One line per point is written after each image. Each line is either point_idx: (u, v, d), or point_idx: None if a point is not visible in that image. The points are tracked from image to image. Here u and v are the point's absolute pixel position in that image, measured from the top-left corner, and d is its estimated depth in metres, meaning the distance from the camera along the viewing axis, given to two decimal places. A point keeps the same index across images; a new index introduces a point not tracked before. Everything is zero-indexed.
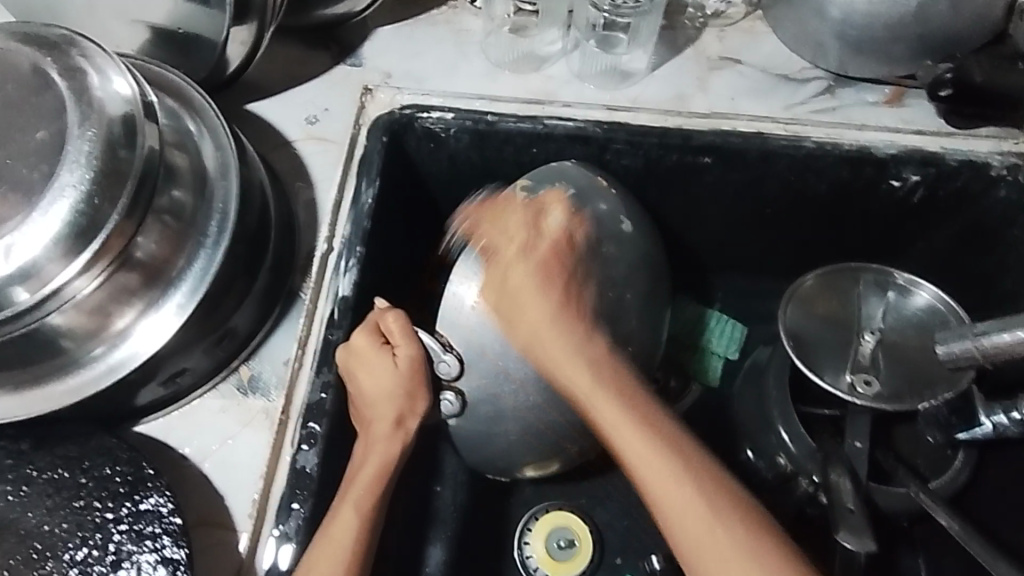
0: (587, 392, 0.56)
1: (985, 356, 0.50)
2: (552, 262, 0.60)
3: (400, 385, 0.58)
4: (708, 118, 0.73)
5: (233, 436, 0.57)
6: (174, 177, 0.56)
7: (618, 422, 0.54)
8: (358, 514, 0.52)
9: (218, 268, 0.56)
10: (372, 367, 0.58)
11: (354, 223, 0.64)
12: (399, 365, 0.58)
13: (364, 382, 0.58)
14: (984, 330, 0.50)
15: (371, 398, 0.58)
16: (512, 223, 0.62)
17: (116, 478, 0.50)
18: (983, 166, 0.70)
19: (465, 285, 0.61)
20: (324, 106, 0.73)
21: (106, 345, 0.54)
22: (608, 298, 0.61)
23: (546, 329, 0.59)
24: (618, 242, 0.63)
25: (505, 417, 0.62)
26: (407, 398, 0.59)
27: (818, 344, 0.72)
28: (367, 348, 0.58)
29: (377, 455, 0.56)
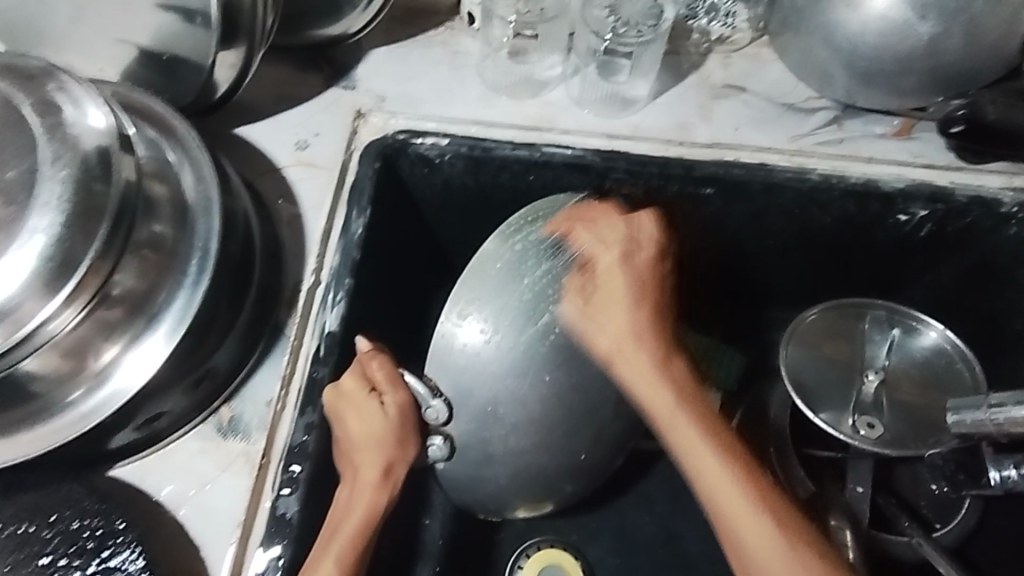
0: (678, 418, 0.53)
1: (1000, 432, 0.48)
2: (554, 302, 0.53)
3: (388, 434, 0.54)
4: (712, 148, 0.71)
5: (212, 481, 0.55)
6: (153, 211, 0.54)
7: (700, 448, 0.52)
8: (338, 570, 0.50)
9: (198, 308, 0.54)
10: (360, 412, 0.54)
11: (343, 254, 0.62)
12: (387, 411, 0.54)
13: (349, 424, 0.55)
14: (999, 402, 0.49)
15: (358, 442, 0.54)
16: (516, 253, 0.53)
17: (84, 531, 0.49)
18: (993, 203, 0.67)
19: (461, 324, 0.52)
20: (315, 131, 0.71)
21: (85, 387, 0.52)
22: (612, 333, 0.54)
23: (657, 347, 0.54)
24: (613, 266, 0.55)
25: (496, 463, 0.55)
26: (395, 446, 0.54)
27: (819, 385, 0.69)
28: (354, 392, 0.55)
29: (362, 504, 0.53)
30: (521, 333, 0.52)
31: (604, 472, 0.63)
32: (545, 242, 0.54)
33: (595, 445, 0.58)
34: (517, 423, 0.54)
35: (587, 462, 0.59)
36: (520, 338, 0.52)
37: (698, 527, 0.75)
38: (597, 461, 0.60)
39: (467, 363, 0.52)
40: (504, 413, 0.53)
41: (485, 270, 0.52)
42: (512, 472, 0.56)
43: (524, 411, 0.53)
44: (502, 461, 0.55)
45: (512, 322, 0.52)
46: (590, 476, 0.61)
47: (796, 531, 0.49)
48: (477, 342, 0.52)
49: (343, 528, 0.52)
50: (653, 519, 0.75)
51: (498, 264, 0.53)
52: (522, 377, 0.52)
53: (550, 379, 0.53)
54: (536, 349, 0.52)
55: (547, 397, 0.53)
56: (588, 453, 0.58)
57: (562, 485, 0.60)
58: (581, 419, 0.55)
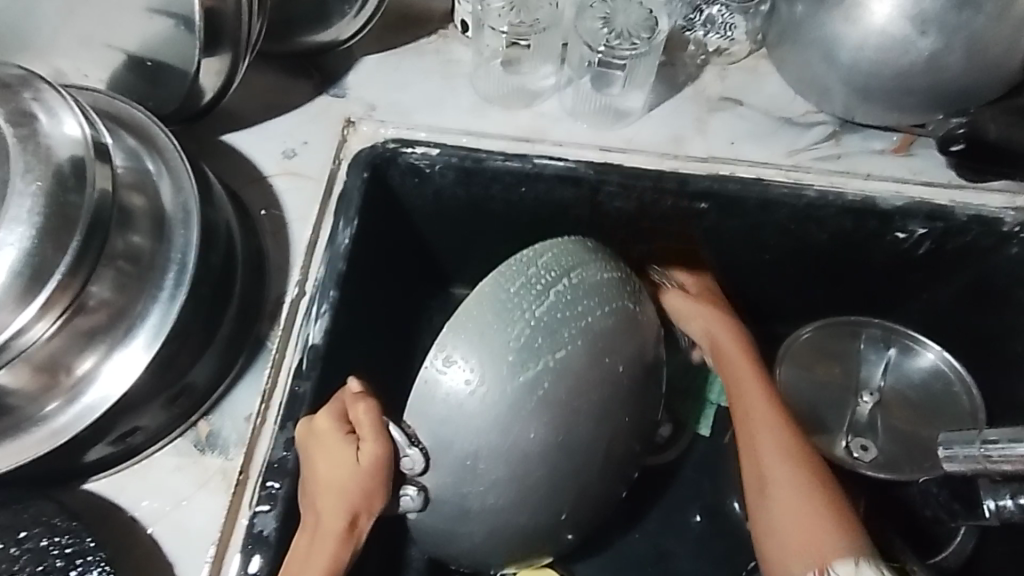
0: (749, 388, 0.62)
1: (996, 468, 0.47)
2: (542, 355, 0.50)
3: (357, 484, 0.51)
4: (705, 163, 0.70)
5: (187, 498, 0.54)
6: (131, 222, 0.53)
7: (763, 415, 0.60)
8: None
9: (174, 321, 0.53)
10: (333, 456, 0.52)
11: (328, 266, 0.61)
12: (363, 458, 0.51)
13: (317, 465, 0.52)
14: (994, 439, 0.47)
15: (325, 488, 0.51)
16: (510, 299, 0.51)
17: (53, 549, 0.47)
18: (994, 222, 0.66)
19: (445, 376, 0.50)
20: (303, 139, 0.70)
21: (60, 400, 0.51)
22: (597, 389, 0.53)
23: (737, 343, 0.66)
24: (605, 320, 0.54)
25: (472, 519, 0.53)
26: (363, 497, 0.51)
27: (814, 406, 0.68)
28: (330, 431, 0.53)
29: (323, 557, 0.50)
30: (507, 384, 0.50)
31: (593, 523, 0.60)
32: (542, 289, 0.52)
33: (576, 503, 0.56)
34: (497, 478, 0.51)
35: (568, 518, 0.56)
36: (508, 389, 0.50)
37: (687, 548, 0.72)
38: (579, 518, 0.57)
39: (452, 412, 0.50)
40: (484, 469, 0.51)
41: (476, 315, 0.50)
42: (488, 529, 0.53)
43: (507, 467, 0.51)
44: (478, 515, 0.53)
45: (501, 372, 0.50)
46: (571, 534, 0.58)
47: (822, 496, 0.54)
48: (462, 393, 0.50)
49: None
50: (642, 538, 0.72)
51: (490, 309, 0.50)
52: (507, 429, 0.50)
53: (535, 434, 0.51)
54: (524, 402, 0.50)
55: (531, 454, 0.51)
56: (568, 511, 0.55)
57: (540, 544, 0.57)
58: (565, 475, 0.53)
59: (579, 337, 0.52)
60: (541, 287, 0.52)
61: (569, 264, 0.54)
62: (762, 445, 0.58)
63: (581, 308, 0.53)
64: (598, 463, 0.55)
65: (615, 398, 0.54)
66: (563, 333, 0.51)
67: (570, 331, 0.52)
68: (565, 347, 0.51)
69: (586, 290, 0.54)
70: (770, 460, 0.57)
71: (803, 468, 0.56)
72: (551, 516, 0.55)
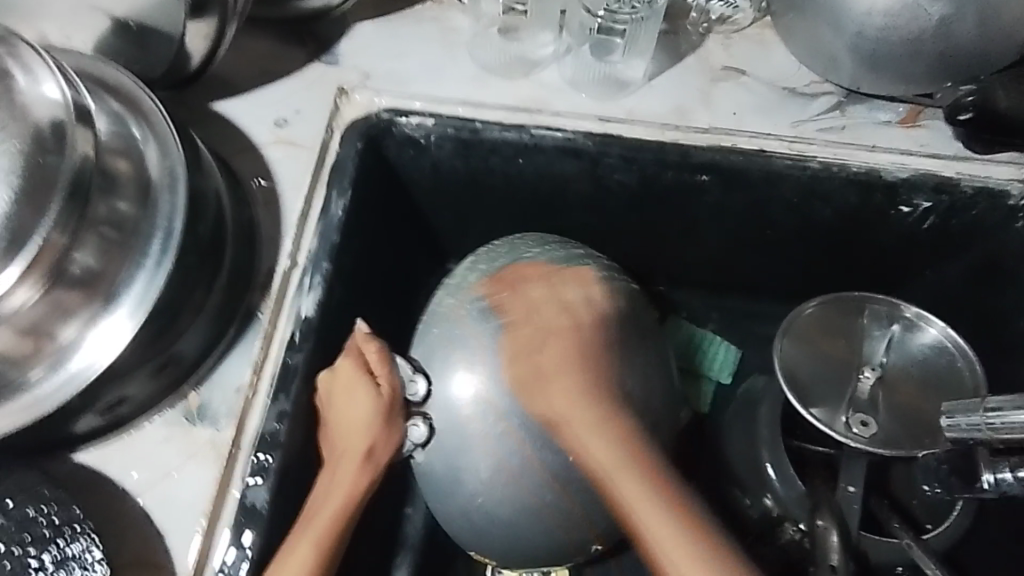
0: (591, 441, 0.51)
1: (999, 437, 0.46)
2: (483, 319, 0.56)
3: (372, 417, 0.55)
4: (710, 133, 0.68)
5: (177, 469, 0.53)
6: (116, 188, 0.52)
7: (620, 475, 0.49)
8: (310, 562, 0.49)
9: (160, 289, 0.52)
10: (348, 393, 0.55)
11: (321, 237, 0.60)
12: (379, 391, 0.55)
13: (333, 407, 0.56)
14: (995, 406, 0.46)
15: (342, 425, 0.55)
16: (473, 269, 0.60)
17: (39, 519, 0.46)
18: (1000, 195, 0.65)
19: (421, 335, 0.59)
20: (296, 108, 0.68)
21: (43, 368, 0.50)
22: (539, 353, 0.54)
23: (569, 376, 0.53)
24: (590, 272, 0.58)
25: (475, 452, 0.54)
26: (378, 430, 0.55)
27: (814, 380, 0.67)
28: (346, 373, 0.56)
29: (342, 486, 0.53)
30: (457, 338, 0.56)
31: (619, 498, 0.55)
32: (508, 255, 0.60)
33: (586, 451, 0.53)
34: (496, 408, 0.54)
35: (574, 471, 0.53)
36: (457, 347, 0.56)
37: None
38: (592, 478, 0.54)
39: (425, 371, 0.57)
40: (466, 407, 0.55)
41: (450, 282, 0.60)
42: (494, 464, 0.54)
43: (479, 410, 0.54)
44: (480, 445, 0.54)
45: (454, 331, 0.57)
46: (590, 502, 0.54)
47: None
48: (432, 347, 0.57)
49: (319, 524, 0.51)
50: None
51: (457, 277, 0.60)
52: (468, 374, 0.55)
53: (530, 374, 0.54)
54: (470, 355, 0.55)
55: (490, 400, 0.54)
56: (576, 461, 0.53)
57: (555, 501, 0.54)
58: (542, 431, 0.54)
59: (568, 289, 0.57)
60: (506, 256, 0.60)
61: (541, 242, 0.61)
62: (644, 520, 0.48)
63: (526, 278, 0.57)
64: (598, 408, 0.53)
65: (609, 341, 0.55)
66: (550, 291, 0.57)
67: (504, 298, 0.57)
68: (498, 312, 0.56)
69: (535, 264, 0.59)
70: (654, 526, 0.47)
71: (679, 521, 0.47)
72: (555, 460, 0.53)
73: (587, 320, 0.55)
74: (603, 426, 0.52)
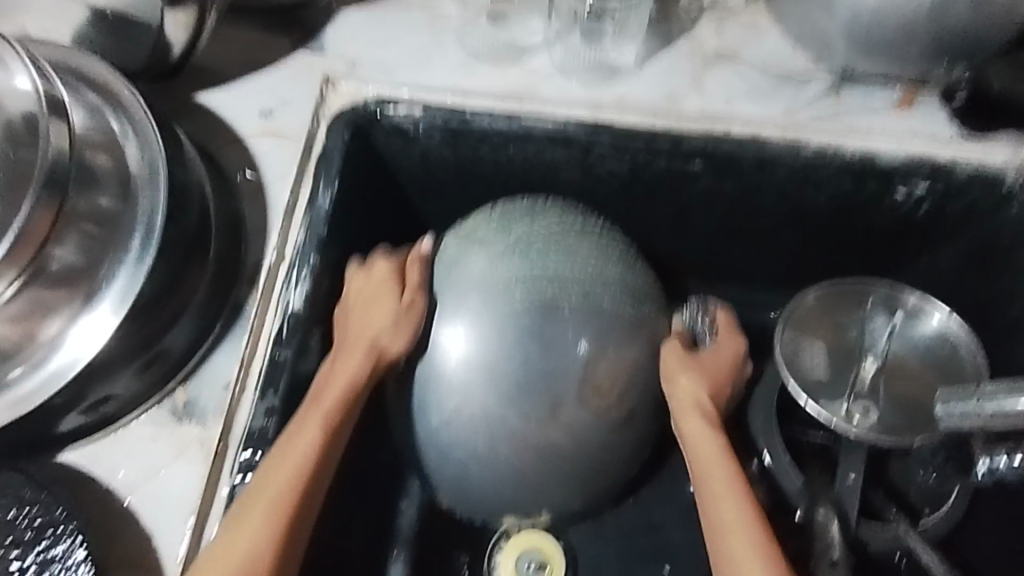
0: (720, 470, 0.52)
1: (990, 425, 0.45)
2: (492, 260, 0.55)
3: (388, 321, 0.54)
4: (702, 121, 0.67)
5: (165, 467, 0.52)
6: (96, 182, 0.51)
7: (730, 494, 0.50)
8: (289, 478, 0.48)
9: (143, 285, 0.51)
10: (376, 294, 0.56)
11: (310, 230, 0.59)
12: (400, 305, 0.55)
13: (354, 309, 0.57)
14: (990, 394, 0.45)
15: (363, 319, 0.55)
16: (492, 215, 0.58)
17: (23, 520, 0.45)
18: (995, 180, 0.64)
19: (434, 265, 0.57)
20: (281, 98, 0.67)
21: (25, 366, 0.49)
22: (534, 305, 0.53)
23: (708, 419, 0.54)
24: (593, 245, 0.56)
25: (445, 400, 0.53)
26: (392, 337, 0.54)
27: (816, 369, 0.67)
28: (382, 276, 0.57)
29: (346, 374, 0.53)
30: (459, 276, 0.55)
31: (581, 467, 0.54)
32: (528, 209, 0.59)
33: (551, 417, 0.52)
34: (472, 357, 0.52)
35: (537, 435, 0.52)
36: (457, 282, 0.55)
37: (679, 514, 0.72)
38: (554, 444, 0.52)
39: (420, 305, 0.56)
40: (443, 350, 0.54)
41: (464, 225, 0.59)
42: (458, 411, 0.53)
43: (461, 353, 0.53)
44: (449, 390, 0.53)
45: (458, 267, 0.56)
46: (549, 468, 0.53)
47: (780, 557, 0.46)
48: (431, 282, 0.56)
49: (292, 448, 0.49)
50: None
51: (474, 219, 0.59)
52: (454, 315, 0.54)
53: (510, 327, 0.52)
54: (466, 295, 0.54)
55: (471, 344, 0.53)
56: (537, 423, 0.52)
57: (513, 464, 0.52)
58: (518, 386, 0.52)
59: (565, 260, 0.54)
60: (527, 210, 0.58)
61: (564, 210, 0.59)
62: (732, 528, 0.48)
63: (545, 232, 0.56)
64: (577, 374, 0.52)
65: (594, 317, 0.53)
66: (549, 255, 0.55)
67: (519, 243, 0.55)
68: (507, 258, 0.55)
69: (560, 219, 0.58)
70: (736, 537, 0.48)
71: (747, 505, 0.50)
72: (517, 421, 0.52)
73: (711, 359, 0.58)
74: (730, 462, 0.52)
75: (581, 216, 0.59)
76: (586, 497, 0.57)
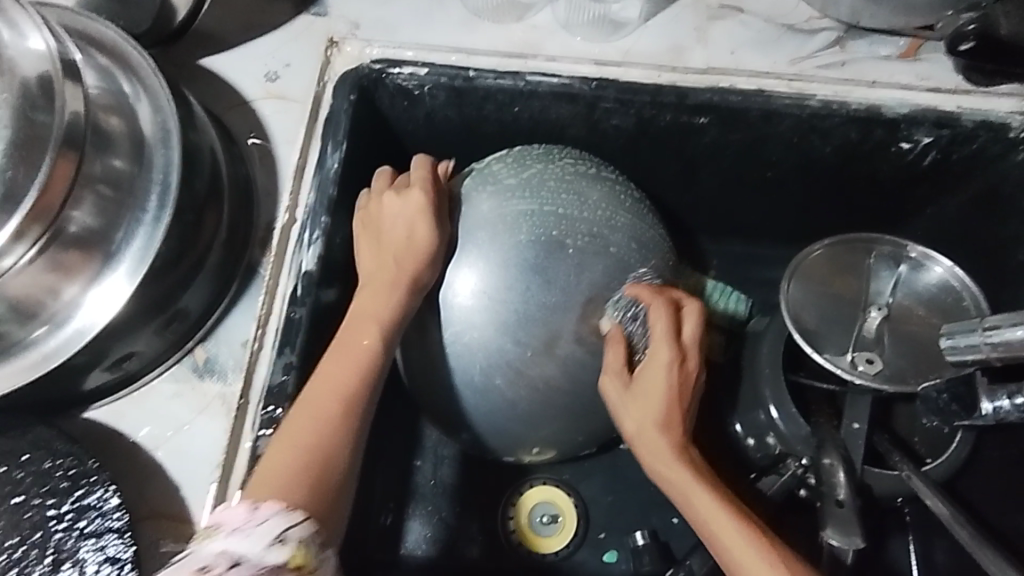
0: (696, 494, 0.49)
1: (995, 355, 0.46)
2: (503, 194, 0.56)
3: (420, 249, 0.54)
4: (707, 74, 0.67)
5: (189, 422, 0.54)
6: (109, 145, 0.52)
7: (714, 517, 0.47)
8: (349, 377, 0.51)
9: (159, 244, 0.51)
10: (405, 221, 0.55)
11: (318, 190, 0.60)
12: (435, 237, 0.54)
13: (389, 224, 0.56)
14: (995, 325, 0.46)
15: (392, 246, 0.55)
16: (508, 154, 0.60)
17: (57, 472, 0.47)
18: (1001, 127, 0.64)
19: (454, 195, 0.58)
20: (285, 61, 0.67)
21: (47, 326, 0.51)
22: (538, 241, 0.54)
23: (667, 446, 0.51)
24: (602, 191, 0.57)
25: (446, 330, 0.55)
26: (423, 265, 0.54)
27: (821, 320, 0.67)
28: (409, 200, 0.56)
29: (377, 299, 0.53)
30: (471, 210, 0.56)
31: (578, 402, 0.56)
32: (544, 152, 0.60)
33: (547, 352, 0.54)
34: (481, 290, 0.54)
35: (532, 368, 0.54)
36: (468, 214, 0.56)
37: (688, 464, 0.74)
38: (548, 377, 0.54)
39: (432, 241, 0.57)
40: (448, 279, 0.55)
41: (478, 163, 0.60)
42: (460, 339, 0.54)
43: (465, 283, 0.54)
44: (450, 318, 0.55)
45: (469, 200, 0.57)
46: (545, 399, 0.55)
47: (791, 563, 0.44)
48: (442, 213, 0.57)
49: (348, 353, 0.52)
50: None
51: (488, 158, 0.60)
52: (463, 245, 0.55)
53: (516, 262, 0.54)
54: (475, 226, 0.55)
55: (476, 274, 0.54)
56: (535, 354, 0.54)
57: (506, 393, 0.55)
58: (518, 316, 0.53)
59: (573, 201, 0.55)
60: (542, 152, 0.60)
61: (579, 156, 0.60)
62: (726, 551, 0.46)
63: (557, 171, 0.57)
64: (575, 311, 0.54)
65: (596, 259, 0.54)
66: (558, 194, 0.56)
67: (531, 179, 0.56)
68: (518, 192, 0.56)
69: (575, 162, 0.59)
70: (739, 553, 0.46)
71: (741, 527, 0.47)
72: (518, 350, 0.53)
73: (650, 384, 0.52)
74: (702, 482, 0.50)
75: (596, 164, 0.60)
76: (589, 430, 0.60)
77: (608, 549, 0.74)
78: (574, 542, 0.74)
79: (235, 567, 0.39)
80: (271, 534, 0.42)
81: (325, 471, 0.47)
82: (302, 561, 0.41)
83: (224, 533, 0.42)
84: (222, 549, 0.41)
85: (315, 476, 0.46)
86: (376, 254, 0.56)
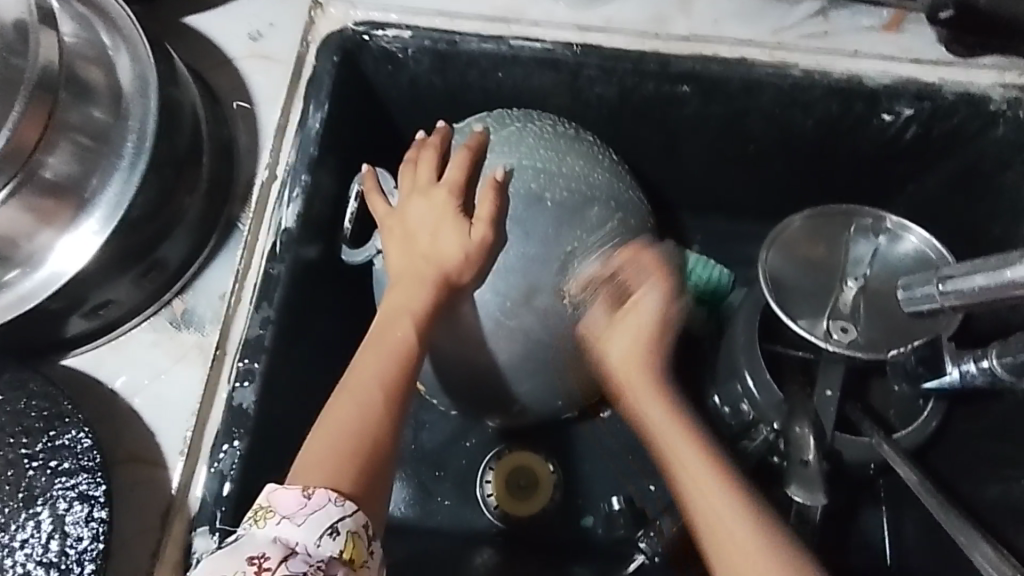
0: (675, 438, 0.49)
1: (948, 303, 0.49)
2: (484, 154, 0.60)
3: (457, 252, 0.56)
4: (689, 43, 0.67)
5: (165, 371, 0.55)
6: (88, 94, 0.52)
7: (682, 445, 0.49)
8: (389, 370, 0.52)
9: (134, 194, 0.52)
10: (442, 228, 0.57)
11: (300, 150, 0.61)
12: (470, 240, 0.57)
13: (420, 228, 0.58)
14: (949, 276, 0.49)
15: (425, 248, 0.57)
16: (488, 117, 0.64)
17: (32, 412, 0.48)
18: (981, 101, 0.65)
19: (441, 158, 0.62)
20: (270, 21, 0.67)
21: (22, 270, 0.51)
22: (518, 195, 0.58)
23: (647, 381, 0.53)
24: (578, 150, 0.62)
25: None
26: (460, 264, 0.56)
27: (797, 291, 0.68)
28: (446, 207, 0.58)
29: (411, 294, 0.55)
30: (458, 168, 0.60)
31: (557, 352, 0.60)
32: (522, 115, 0.64)
33: (527, 303, 0.58)
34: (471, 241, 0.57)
35: (514, 319, 0.58)
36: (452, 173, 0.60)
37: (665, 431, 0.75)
38: (527, 328, 0.58)
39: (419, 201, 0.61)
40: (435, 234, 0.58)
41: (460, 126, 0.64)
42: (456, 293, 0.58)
43: None
44: None
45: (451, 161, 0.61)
46: (530, 350, 0.59)
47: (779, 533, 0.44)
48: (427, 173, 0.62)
49: (385, 345, 0.53)
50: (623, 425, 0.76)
51: (468, 120, 0.65)
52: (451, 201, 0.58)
53: (501, 215, 0.58)
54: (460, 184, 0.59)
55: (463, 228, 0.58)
56: (514, 305, 0.58)
57: (492, 344, 0.59)
58: (503, 265, 0.57)
59: (551, 158, 0.60)
60: (521, 114, 0.64)
61: (555, 118, 0.65)
62: (682, 475, 0.47)
63: (534, 132, 0.62)
64: (553, 263, 0.58)
65: (573, 213, 0.59)
66: (537, 151, 0.60)
67: (512, 139, 0.61)
68: (500, 151, 0.60)
69: (552, 123, 0.63)
70: (726, 520, 0.44)
71: (717, 473, 0.47)
72: (498, 301, 0.58)
73: (636, 324, 0.55)
74: (673, 417, 0.51)
75: (572, 127, 0.64)
76: (566, 394, 0.64)
77: (584, 515, 0.76)
78: (550, 506, 0.75)
79: (291, 558, 0.41)
80: (325, 522, 0.43)
81: (373, 460, 0.47)
82: (353, 555, 0.43)
83: (276, 519, 0.43)
84: (275, 535, 0.42)
85: (363, 464, 0.47)
86: (408, 251, 0.58)
